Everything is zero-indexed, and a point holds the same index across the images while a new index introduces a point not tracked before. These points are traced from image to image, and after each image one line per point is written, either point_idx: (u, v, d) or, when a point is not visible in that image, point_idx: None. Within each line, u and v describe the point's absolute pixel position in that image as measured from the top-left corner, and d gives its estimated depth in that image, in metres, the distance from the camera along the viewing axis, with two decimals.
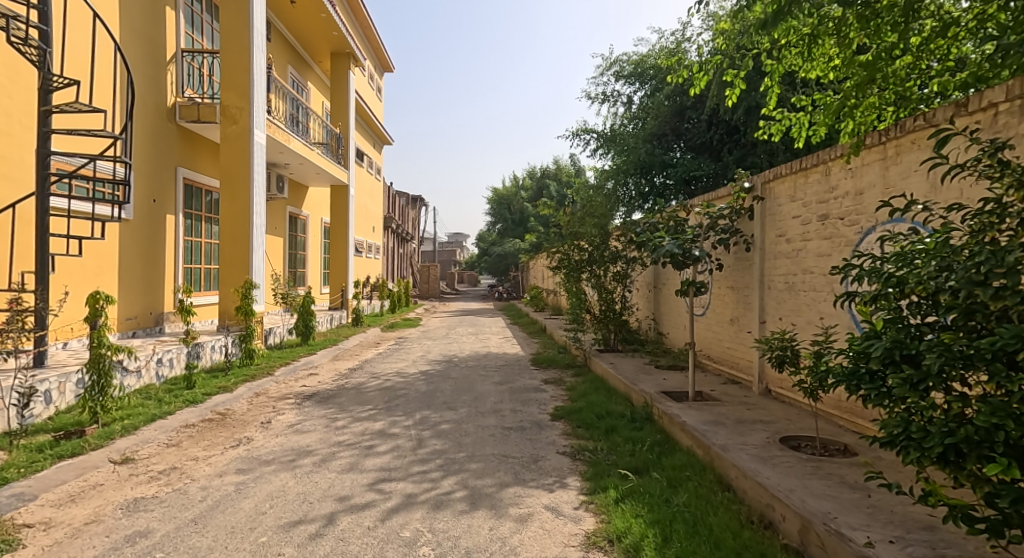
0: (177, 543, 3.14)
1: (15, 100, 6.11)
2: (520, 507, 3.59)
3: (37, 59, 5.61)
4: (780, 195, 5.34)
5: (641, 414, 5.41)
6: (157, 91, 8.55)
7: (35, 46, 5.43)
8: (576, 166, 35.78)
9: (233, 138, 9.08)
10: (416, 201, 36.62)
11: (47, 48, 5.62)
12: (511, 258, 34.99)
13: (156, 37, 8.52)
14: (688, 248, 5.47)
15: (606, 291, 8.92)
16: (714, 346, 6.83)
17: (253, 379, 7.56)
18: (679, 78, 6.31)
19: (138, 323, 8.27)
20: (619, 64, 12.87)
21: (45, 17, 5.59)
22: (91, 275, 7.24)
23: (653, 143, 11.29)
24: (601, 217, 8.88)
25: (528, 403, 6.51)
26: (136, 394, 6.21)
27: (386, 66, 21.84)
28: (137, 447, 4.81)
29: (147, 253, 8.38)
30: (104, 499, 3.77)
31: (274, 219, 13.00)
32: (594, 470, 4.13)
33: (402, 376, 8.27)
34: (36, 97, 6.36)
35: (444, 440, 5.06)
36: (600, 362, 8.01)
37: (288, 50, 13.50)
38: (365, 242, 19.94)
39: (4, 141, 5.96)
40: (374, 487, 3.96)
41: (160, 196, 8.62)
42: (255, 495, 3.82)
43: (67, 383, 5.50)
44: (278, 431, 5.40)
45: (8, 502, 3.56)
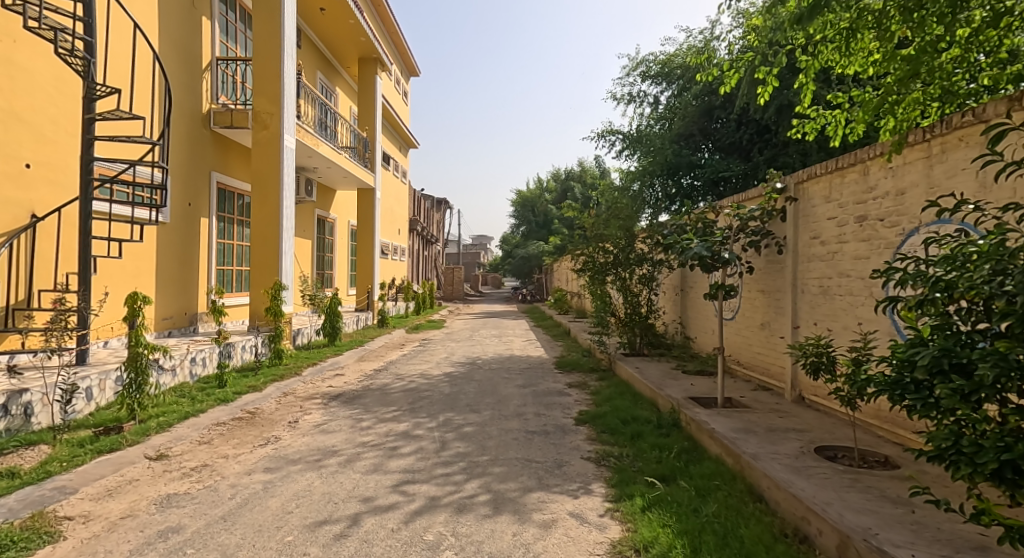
0: (207, 539, 3.16)
1: (61, 109, 6.29)
2: (544, 512, 3.52)
3: (82, 69, 5.76)
4: (814, 196, 5.16)
5: (668, 420, 5.29)
6: (192, 99, 8.74)
7: (80, 56, 5.56)
8: (601, 167, 35.47)
9: (264, 143, 9.22)
10: (440, 204, 36.88)
11: (92, 58, 5.75)
12: (535, 260, 34.71)
13: (192, 46, 8.73)
14: (717, 251, 5.32)
15: (631, 294, 8.78)
16: (745, 351, 6.64)
17: (282, 379, 7.63)
18: (710, 76, 6.14)
19: (173, 323, 8.46)
20: (645, 64, 12.72)
21: (90, 28, 5.72)
22: (129, 276, 7.42)
23: (680, 145, 11.12)
24: (626, 219, 8.75)
25: (552, 407, 6.43)
26: (170, 392, 6.33)
27: (413, 71, 22.07)
28: (170, 444, 4.87)
29: (181, 255, 8.55)
30: (139, 495, 3.83)
31: (303, 222, 13.23)
32: (620, 476, 4.03)
33: (426, 378, 8.28)
34: (81, 106, 6.54)
35: (467, 443, 5.03)
36: (626, 367, 7.88)
37: (317, 56, 13.69)
38: (391, 244, 20.16)
39: (50, 148, 6.15)
40: (398, 488, 3.94)
41: (195, 200, 8.82)
42: (281, 495, 3.83)
43: (107, 380, 5.61)
44: (305, 431, 5.43)
45: (51, 495, 3.64)
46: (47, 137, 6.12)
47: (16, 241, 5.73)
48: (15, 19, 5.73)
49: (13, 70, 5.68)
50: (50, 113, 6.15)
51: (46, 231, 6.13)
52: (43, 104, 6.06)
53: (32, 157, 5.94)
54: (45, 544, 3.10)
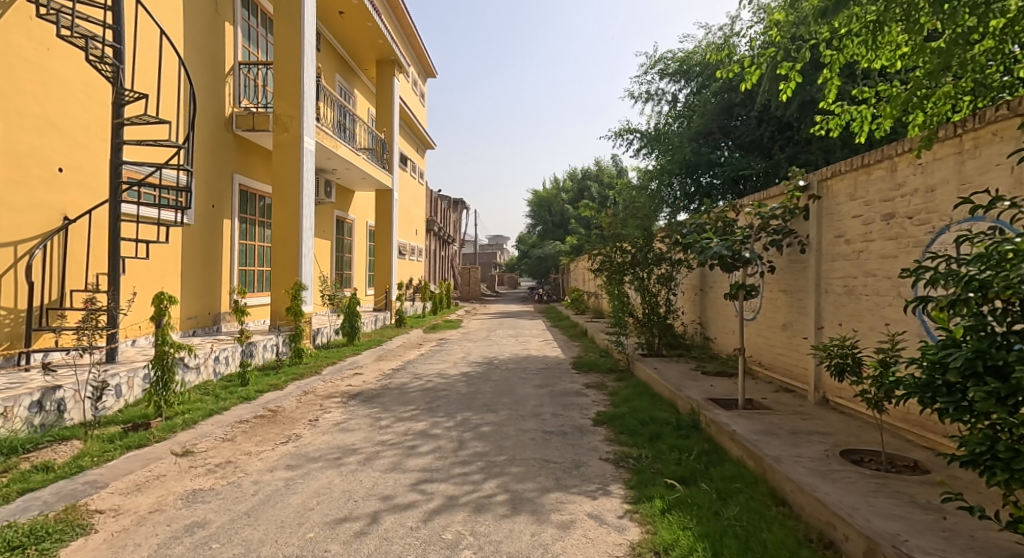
0: (232, 534, 3.21)
1: (91, 114, 6.44)
2: (562, 513, 3.51)
3: (111, 75, 5.90)
4: (838, 193, 5.07)
5: (688, 421, 5.24)
6: (216, 102, 8.90)
7: (109, 63, 5.69)
8: (618, 166, 35.28)
9: (285, 145, 9.34)
10: (457, 203, 36.99)
11: (121, 65, 5.89)
12: (552, 260, 34.62)
13: (216, 51, 8.88)
14: (738, 250, 5.25)
15: (650, 294, 8.72)
16: (766, 352, 6.55)
17: (302, 378, 7.73)
18: (730, 73, 6.07)
19: (197, 323, 8.61)
20: (663, 62, 12.63)
21: (119, 36, 5.85)
22: (156, 276, 7.58)
23: (699, 143, 11.01)
24: (644, 218, 8.65)
25: (570, 407, 6.41)
26: (195, 390, 6.46)
27: (430, 73, 22.19)
28: (196, 441, 4.96)
29: (205, 256, 8.70)
30: (166, 490, 3.91)
31: (322, 223, 13.37)
32: (639, 478, 4.00)
33: (443, 377, 8.32)
34: (110, 111, 6.68)
35: (484, 442, 5.04)
36: (644, 367, 7.83)
37: (336, 58, 13.84)
38: (408, 245, 20.29)
39: (81, 153, 6.30)
40: (417, 487, 3.96)
41: (218, 202, 8.98)
42: (303, 492, 3.88)
43: (135, 378, 5.74)
44: (325, 429, 5.50)
45: (84, 489, 3.74)
46: (78, 141, 6.27)
47: (48, 243, 5.89)
48: (48, 27, 5.88)
49: (45, 77, 5.83)
50: (81, 118, 6.30)
51: (77, 234, 6.28)
52: (75, 109, 6.21)
53: (64, 161, 6.08)
54: (78, 536, 3.18)
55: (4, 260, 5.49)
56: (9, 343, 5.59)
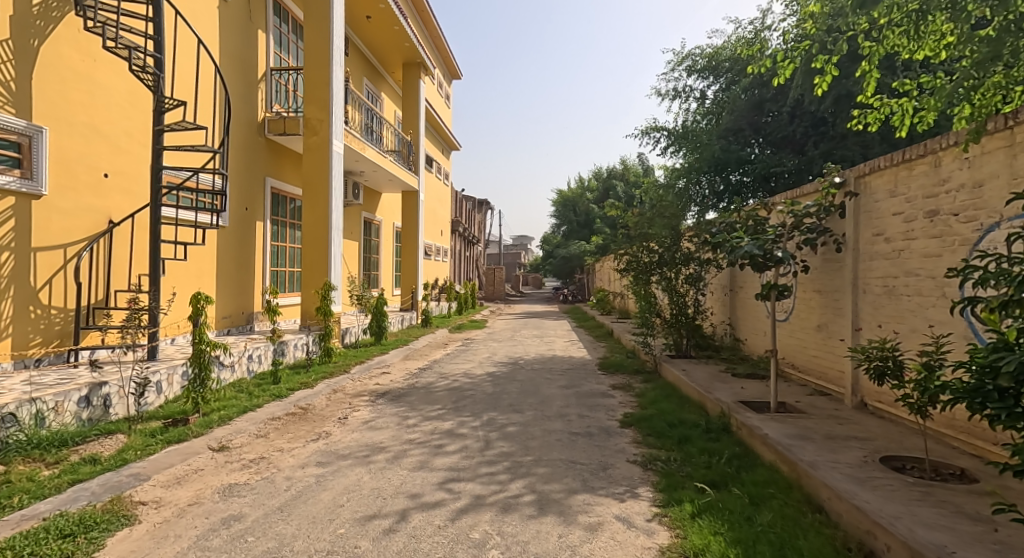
0: (266, 528, 3.28)
1: (134, 122, 6.66)
2: (589, 515, 3.49)
3: (152, 84, 6.09)
4: (877, 190, 4.92)
5: (717, 424, 5.16)
6: (249, 108, 9.11)
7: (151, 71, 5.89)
8: (645, 165, 34.93)
9: (314, 149, 9.50)
10: (482, 204, 37.08)
11: (161, 73, 6.08)
12: (577, 260, 34.43)
13: (249, 58, 9.09)
14: (770, 250, 5.13)
15: (678, 294, 8.60)
16: (800, 354, 6.40)
17: (331, 376, 7.85)
18: (762, 67, 5.95)
19: (231, 322, 8.82)
20: (691, 58, 12.45)
21: (160, 46, 6.05)
22: (193, 277, 7.79)
23: (728, 140, 10.79)
24: (672, 217, 8.57)
25: (596, 408, 6.37)
26: (230, 387, 6.63)
27: (455, 74, 22.31)
28: (231, 436, 5.09)
29: (238, 257, 8.90)
30: (204, 483, 4.01)
31: (350, 224, 13.57)
32: (667, 481, 3.95)
33: (469, 377, 8.34)
34: (151, 118, 6.90)
35: (511, 443, 5.04)
36: (672, 369, 7.72)
37: (364, 62, 14.02)
38: (434, 245, 20.43)
39: (124, 158, 6.52)
40: (444, 486, 3.98)
41: (251, 204, 9.18)
42: (333, 488, 3.94)
43: (174, 375, 5.91)
44: (354, 427, 5.57)
45: (128, 481, 3.87)
46: (121, 147, 6.48)
47: (94, 246, 6.11)
48: (96, 38, 6.12)
49: (92, 86, 6.06)
50: (124, 125, 6.52)
51: (120, 237, 6.50)
52: (119, 117, 6.43)
53: (109, 167, 6.32)
54: (123, 526, 3.29)
55: (54, 262, 5.71)
56: (58, 341, 5.81)
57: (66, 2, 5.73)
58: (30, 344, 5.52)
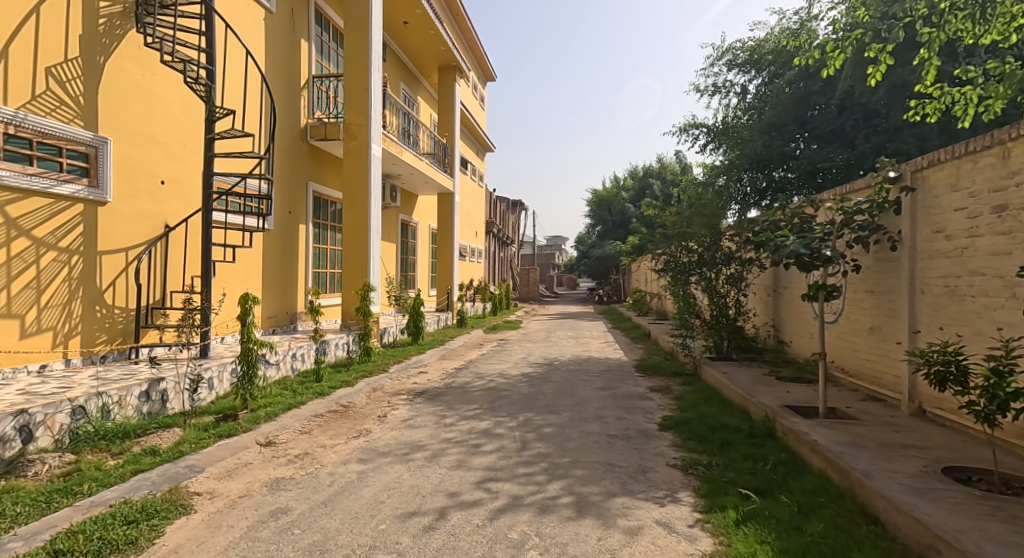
0: (312, 522, 3.35)
1: (187, 132, 6.93)
2: (629, 518, 3.44)
3: (204, 94, 6.34)
4: (936, 184, 4.69)
5: (761, 429, 5.01)
6: (293, 114, 9.37)
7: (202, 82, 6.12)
8: (682, 164, 34.31)
9: (354, 153, 9.70)
10: (517, 205, 37.24)
11: (213, 83, 6.32)
12: (613, 261, 34.04)
13: (293, 66, 9.35)
14: (817, 248, 4.95)
15: (718, 295, 8.43)
16: (850, 358, 6.16)
17: (371, 375, 7.99)
18: (809, 59, 5.75)
19: (276, 322, 9.07)
20: (731, 53, 12.17)
21: (212, 57, 6.28)
22: (241, 278, 8.05)
23: (772, 135, 10.47)
24: (711, 216, 8.38)
25: (634, 411, 6.27)
26: (276, 384, 6.84)
27: (490, 76, 22.41)
28: (277, 432, 5.23)
29: (283, 259, 9.15)
30: (253, 476, 4.14)
31: (388, 226, 13.79)
32: (710, 487, 3.86)
33: (505, 378, 8.35)
34: (203, 128, 7.16)
35: (547, 444, 5.01)
36: (712, 372, 7.54)
37: (401, 67, 14.23)
38: (468, 246, 20.57)
39: (178, 166, 6.79)
40: (482, 485, 3.98)
41: (295, 207, 9.43)
42: (374, 485, 4.00)
43: (225, 372, 6.11)
44: (393, 426, 5.65)
45: (185, 472, 4.03)
46: (176, 156, 6.76)
47: (152, 249, 6.38)
48: (153, 54, 6.42)
49: (150, 99, 6.35)
50: (179, 135, 6.79)
51: (176, 241, 6.76)
52: (174, 128, 6.71)
53: (165, 174, 6.59)
54: (181, 515, 3.42)
55: (117, 264, 5.99)
56: (121, 338, 6.09)
57: (128, 21, 6.08)
58: (96, 341, 5.81)
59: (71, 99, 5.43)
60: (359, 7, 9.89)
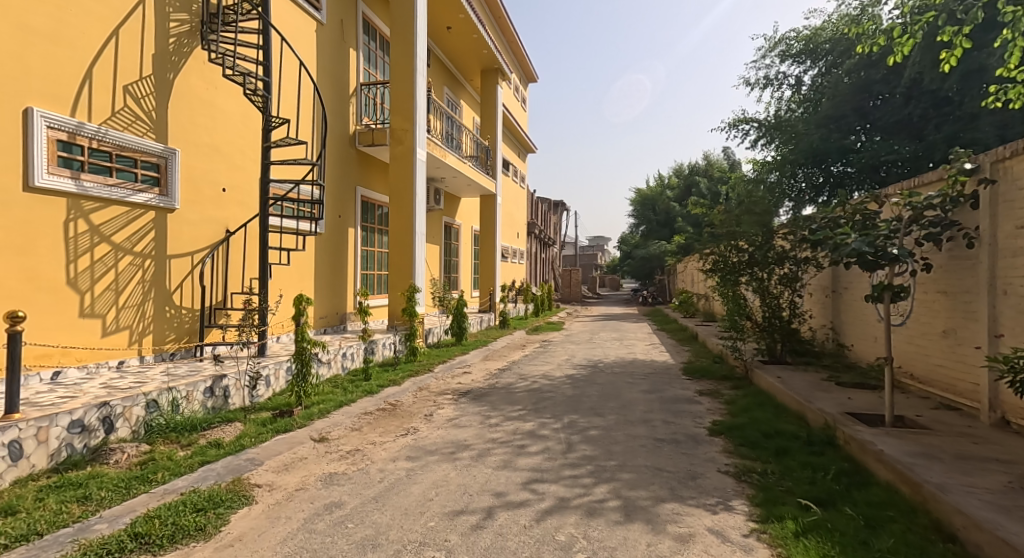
0: (363, 516, 3.40)
1: (246, 141, 7.19)
2: (680, 525, 3.33)
3: (261, 104, 6.59)
4: (1020, 175, 4.36)
5: (820, 437, 4.77)
6: (342, 121, 9.61)
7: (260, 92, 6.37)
8: (731, 160, 33.37)
9: (400, 158, 9.86)
10: (559, 206, 37.11)
11: (269, 94, 6.56)
12: (657, 262, 33.33)
13: (341, 74, 9.59)
14: (882, 247, 4.66)
15: (770, 295, 8.12)
16: (920, 363, 5.80)
17: (417, 375, 8.09)
18: (873, 47, 5.46)
19: (327, 322, 9.31)
20: (785, 43, 11.77)
21: (269, 69, 6.52)
22: (295, 280, 8.31)
23: (828, 128, 10.06)
24: (762, 213, 8.02)
25: (683, 415, 6.10)
26: (327, 382, 7.03)
27: (532, 77, 22.41)
28: (330, 429, 5.35)
29: (333, 262, 9.38)
30: (308, 470, 4.25)
31: (433, 227, 13.96)
32: (766, 495, 3.70)
33: (549, 379, 8.30)
34: (260, 138, 7.41)
35: (594, 446, 4.94)
36: (765, 376, 7.25)
37: (445, 71, 14.41)
38: (511, 247, 20.61)
39: (238, 174, 7.05)
40: (528, 486, 3.95)
41: (344, 211, 9.67)
42: (421, 482, 4.03)
43: (281, 370, 6.30)
44: (439, 425, 5.69)
45: (246, 465, 4.18)
46: (235, 164, 7.02)
47: (214, 253, 6.65)
48: (217, 68, 6.69)
49: (213, 111, 6.63)
50: (238, 145, 7.06)
51: (236, 245, 7.03)
52: (234, 138, 6.98)
53: (226, 182, 6.86)
54: (243, 505, 3.54)
55: (183, 268, 6.28)
56: (187, 337, 6.38)
57: (195, 39, 6.38)
58: (166, 340, 6.11)
59: (145, 114, 5.76)
60: (405, 14, 10.05)
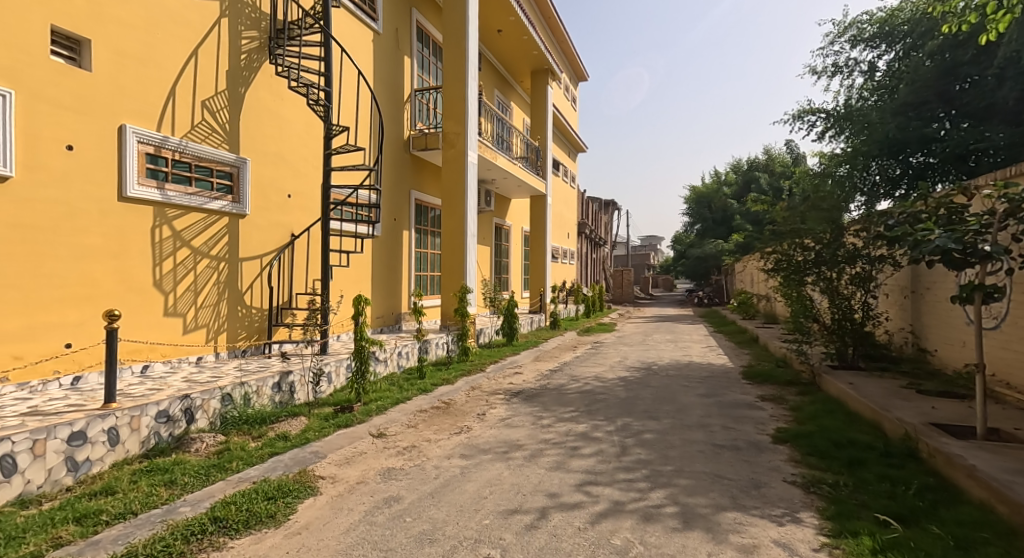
0: (421, 512, 3.52)
1: (308, 149, 7.54)
2: (742, 535, 3.27)
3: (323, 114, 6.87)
4: None
5: (900, 449, 4.54)
6: (397, 127, 9.90)
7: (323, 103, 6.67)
8: (794, 154, 31.96)
9: (451, 161, 10.06)
10: (610, 205, 36.72)
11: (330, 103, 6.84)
12: (713, 261, 32.09)
13: (397, 81, 9.88)
14: (972, 243, 4.44)
15: (840, 296, 7.76)
16: (1018, 371, 5.41)
17: (469, 374, 8.24)
18: (954, 30, 5.14)
19: (383, 322, 9.61)
20: (858, 26, 11.25)
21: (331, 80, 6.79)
22: (354, 281, 8.63)
23: (907, 116, 9.45)
24: (831, 209, 7.74)
25: (743, 421, 5.94)
26: (384, 379, 7.28)
27: (582, 76, 22.28)
28: (387, 425, 5.54)
29: (388, 264, 9.67)
30: (368, 465, 4.42)
31: (484, 229, 14.14)
32: (837, 509, 3.56)
33: (601, 381, 8.25)
34: (322, 146, 7.75)
35: (648, 450, 4.89)
36: (836, 382, 6.91)
37: (495, 74, 14.56)
38: (561, 248, 20.59)
39: (302, 181, 7.40)
40: (582, 488, 3.97)
41: (399, 215, 9.94)
42: (476, 480, 4.12)
43: (341, 367, 6.57)
44: (492, 424, 5.78)
45: (311, 457, 4.40)
46: (299, 172, 7.37)
47: (280, 256, 7.02)
48: (282, 80, 7.06)
49: (278, 121, 6.99)
50: (302, 152, 7.41)
51: (300, 248, 7.39)
52: (298, 146, 7.33)
53: (291, 189, 7.22)
54: (310, 495, 3.73)
55: (253, 270, 6.66)
56: (257, 335, 6.76)
57: (264, 54, 6.75)
58: (238, 337, 6.49)
59: (219, 126, 6.14)
60: (456, 19, 10.23)
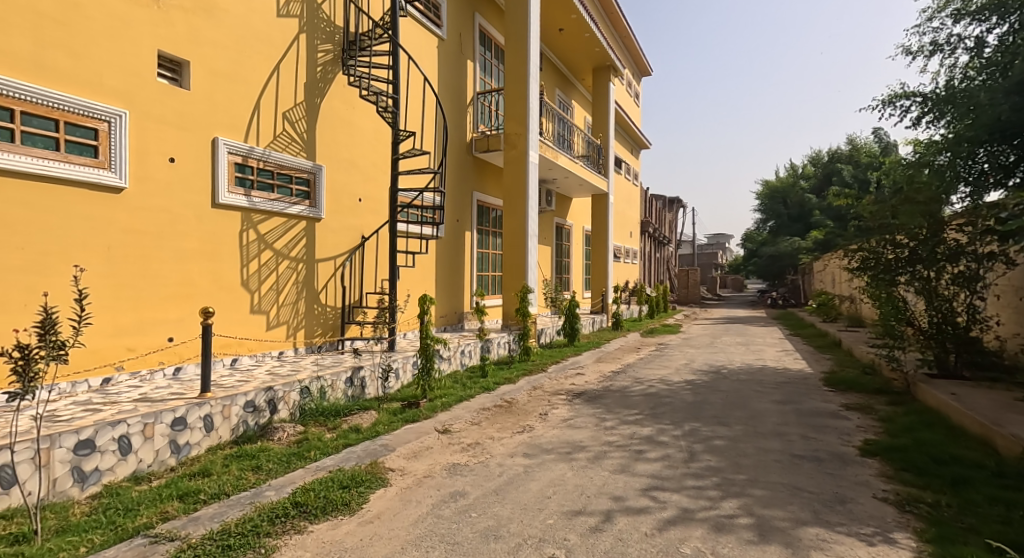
0: (487, 508, 3.61)
1: (377, 154, 7.84)
2: (825, 552, 3.14)
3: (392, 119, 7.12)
4: None
5: (1014, 469, 4.18)
6: (460, 130, 10.11)
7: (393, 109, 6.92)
8: (881, 143, 29.78)
9: (513, 162, 10.16)
10: (676, 202, 35.72)
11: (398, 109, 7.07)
12: (787, 260, 30.34)
13: (460, 85, 10.10)
14: None
15: (939, 297, 7.28)
16: None
17: (531, 374, 8.30)
18: None
19: (446, 321, 9.86)
20: None
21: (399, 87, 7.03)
22: (419, 281, 8.90)
23: None
24: (929, 201, 7.05)
25: (825, 431, 5.65)
26: (448, 377, 7.48)
27: (646, 71, 21.79)
28: (452, 422, 5.69)
29: (452, 264, 9.90)
30: (435, 459, 4.57)
31: (546, 229, 14.18)
32: (938, 531, 3.33)
33: (667, 384, 8.09)
34: (389, 150, 8.05)
35: (718, 457, 4.77)
36: (934, 393, 6.43)
37: (556, 73, 14.54)
38: (623, 248, 20.29)
39: (372, 185, 7.72)
40: (648, 493, 3.93)
41: (461, 216, 10.15)
42: (541, 480, 4.17)
43: (407, 364, 6.80)
44: (555, 424, 5.81)
45: (382, 450, 4.60)
46: (369, 176, 7.69)
47: (352, 257, 7.37)
48: (353, 89, 7.39)
49: (350, 127, 7.32)
50: (371, 158, 7.72)
51: (370, 249, 7.71)
52: (368, 152, 7.65)
53: (361, 192, 7.55)
54: (381, 486, 3.91)
55: (328, 270, 7.02)
56: (331, 332, 7.12)
57: (338, 66, 7.09)
58: (315, 333, 6.86)
59: (298, 135, 6.52)
60: (518, 21, 10.32)
